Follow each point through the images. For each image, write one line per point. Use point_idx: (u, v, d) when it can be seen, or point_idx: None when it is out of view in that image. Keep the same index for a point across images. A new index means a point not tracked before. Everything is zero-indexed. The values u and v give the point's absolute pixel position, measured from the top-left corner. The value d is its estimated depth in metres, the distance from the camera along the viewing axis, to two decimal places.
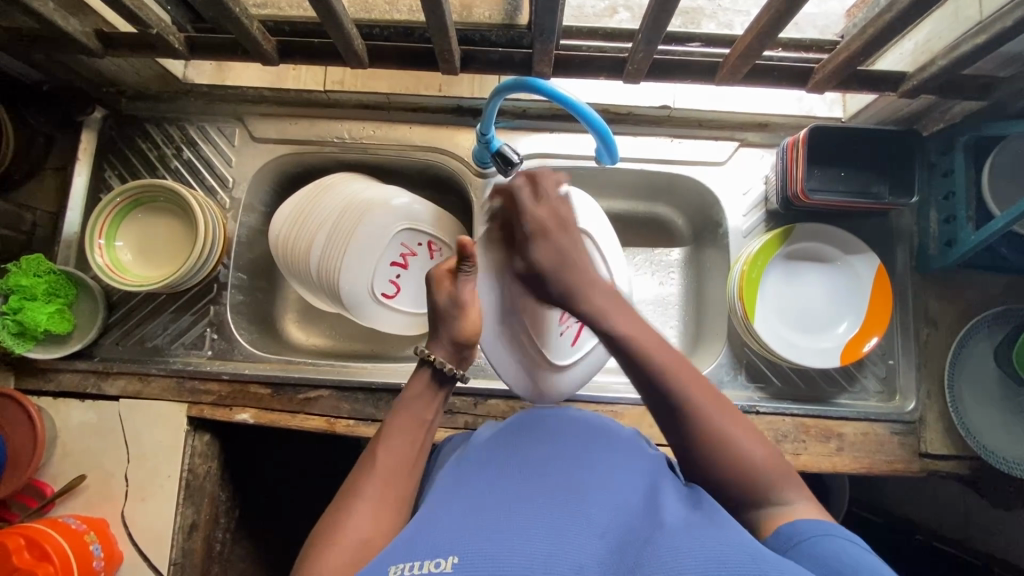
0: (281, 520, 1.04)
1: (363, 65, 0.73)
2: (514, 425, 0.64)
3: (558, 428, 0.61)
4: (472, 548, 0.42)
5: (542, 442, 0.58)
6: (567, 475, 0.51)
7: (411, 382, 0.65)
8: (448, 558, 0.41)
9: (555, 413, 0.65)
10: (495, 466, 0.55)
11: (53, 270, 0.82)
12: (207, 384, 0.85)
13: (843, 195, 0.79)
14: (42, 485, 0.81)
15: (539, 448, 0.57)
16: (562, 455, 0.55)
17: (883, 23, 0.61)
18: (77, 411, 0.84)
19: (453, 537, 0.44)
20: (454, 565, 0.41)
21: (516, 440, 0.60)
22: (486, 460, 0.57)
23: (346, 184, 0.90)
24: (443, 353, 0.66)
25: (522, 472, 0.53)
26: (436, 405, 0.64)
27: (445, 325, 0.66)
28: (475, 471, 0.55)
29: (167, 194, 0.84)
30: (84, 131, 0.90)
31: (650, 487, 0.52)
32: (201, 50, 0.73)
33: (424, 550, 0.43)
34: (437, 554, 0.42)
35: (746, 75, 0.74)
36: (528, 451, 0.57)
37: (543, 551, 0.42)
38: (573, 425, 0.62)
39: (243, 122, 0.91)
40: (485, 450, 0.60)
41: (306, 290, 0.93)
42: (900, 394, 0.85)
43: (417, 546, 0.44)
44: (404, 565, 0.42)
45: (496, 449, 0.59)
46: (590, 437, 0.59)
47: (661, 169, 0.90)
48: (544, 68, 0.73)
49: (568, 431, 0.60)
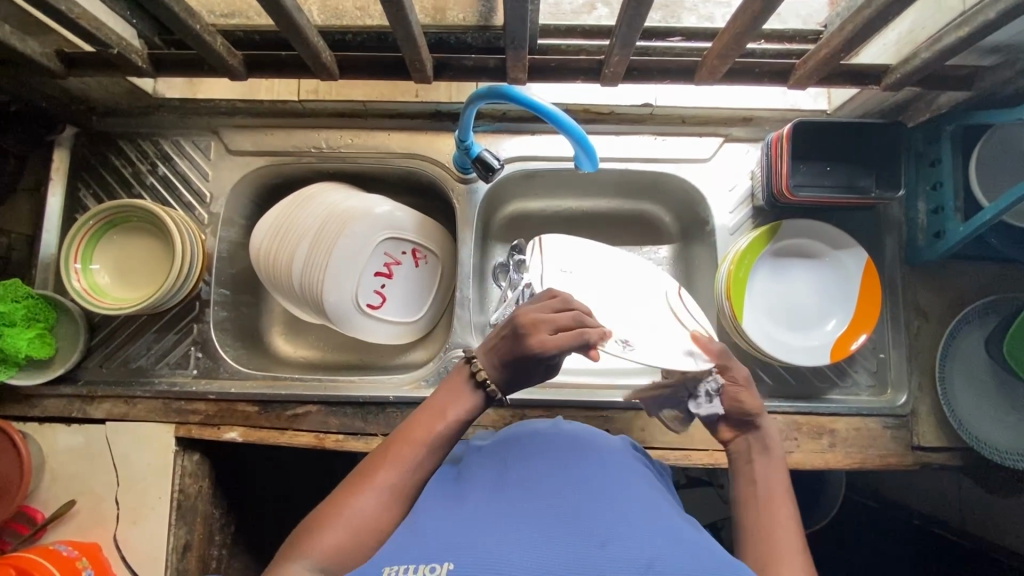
0: (277, 533, 1.03)
1: (334, 77, 0.71)
2: (519, 437, 0.63)
3: (555, 439, 0.62)
4: (466, 553, 0.43)
5: (538, 451, 0.59)
6: (567, 488, 0.51)
7: (449, 377, 0.63)
8: (444, 565, 0.42)
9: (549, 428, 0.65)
10: (497, 478, 0.55)
11: (31, 295, 0.80)
12: (194, 404, 0.84)
13: (829, 190, 0.78)
14: (33, 510, 0.81)
15: (542, 460, 0.57)
16: (562, 468, 0.55)
17: (863, 18, 0.60)
18: (64, 435, 0.83)
19: (449, 541, 0.45)
20: (449, 571, 0.42)
21: (520, 453, 0.59)
22: (486, 470, 0.58)
23: (326, 194, 0.88)
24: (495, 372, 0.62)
25: (523, 480, 0.53)
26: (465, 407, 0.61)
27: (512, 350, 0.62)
28: (478, 482, 0.55)
29: (142, 213, 0.82)
30: (56, 150, 0.89)
31: (649, 500, 0.51)
32: (166, 67, 0.71)
33: (423, 554, 0.44)
34: (432, 560, 0.43)
35: (727, 73, 0.72)
36: (532, 463, 0.56)
37: (538, 554, 0.43)
38: (568, 436, 0.62)
39: (218, 135, 0.90)
40: (486, 462, 0.59)
41: (290, 304, 0.92)
42: (891, 387, 0.85)
43: (412, 551, 0.45)
44: (398, 567, 0.43)
45: (498, 460, 0.59)
46: (588, 451, 0.59)
47: (644, 168, 0.89)
48: (519, 74, 0.71)
49: (566, 441, 0.61)
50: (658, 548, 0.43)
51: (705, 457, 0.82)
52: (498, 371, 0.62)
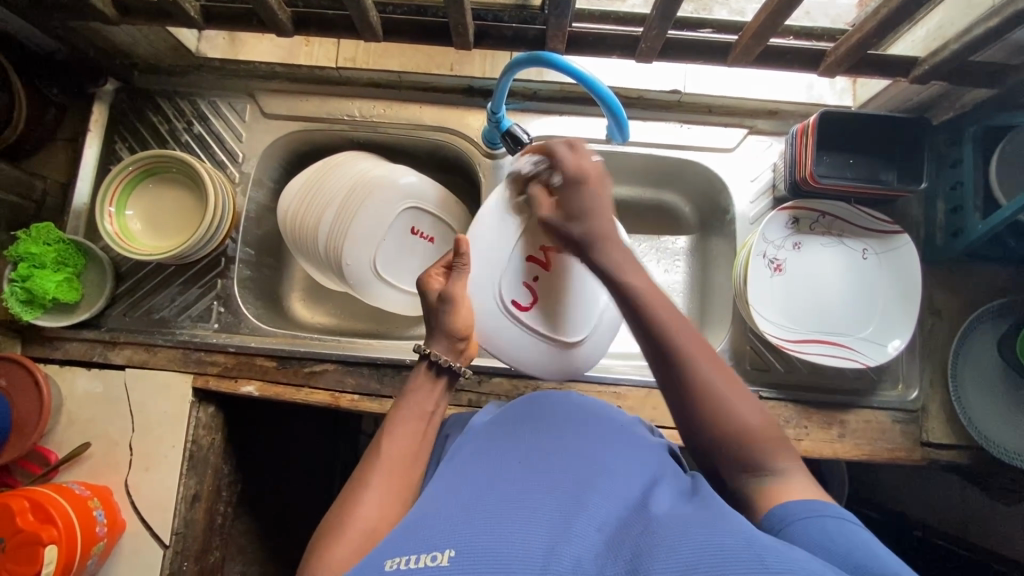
0: (280, 500, 1.04)
1: (377, 38, 0.73)
2: (517, 413, 0.62)
3: (551, 417, 0.59)
4: (469, 543, 0.41)
5: (538, 428, 0.57)
6: (567, 467, 0.49)
7: (412, 377, 0.65)
8: (445, 552, 0.40)
9: (548, 402, 0.63)
10: (499, 457, 0.53)
11: (62, 239, 0.82)
12: (213, 355, 0.85)
13: (853, 180, 0.79)
14: (47, 451, 0.82)
15: (541, 438, 0.55)
16: (564, 445, 0.53)
17: (898, 3, 0.62)
18: (83, 379, 0.84)
19: (448, 528, 0.42)
20: (450, 559, 0.39)
21: (520, 430, 0.58)
22: (487, 448, 0.55)
23: (354, 162, 0.90)
24: (441, 349, 0.66)
25: (525, 461, 0.51)
26: (437, 397, 0.64)
27: (440, 321, 0.66)
28: (476, 463, 0.53)
29: (177, 164, 0.84)
30: (96, 103, 0.91)
31: (650, 479, 0.50)
32: (216, 20, 0.73)
33: (424, 541, 0.41)
34: (432, 548, 0.40)
35: (759, 57, 0.74)
36: (529, 440, 0.55)
37: (541, 546, 0.40)
38: (567, 414, 0.60)
39: (254, 98, 0.92)
40: (487, 441, 0.57)
41: (313, 267, 0.93)
42: (904, 383, 0.85)
43: (412, 539, 0.42)
44: (398, 558, 0.40)
45: (498, 439, 0.57)
46: (592, 428, 0.57)
47: (668, 154, 0.90)
48: (556, 45, 0.73)
49: (562, 419, 0.59)
50: (656, 527, 0.41)
51: None
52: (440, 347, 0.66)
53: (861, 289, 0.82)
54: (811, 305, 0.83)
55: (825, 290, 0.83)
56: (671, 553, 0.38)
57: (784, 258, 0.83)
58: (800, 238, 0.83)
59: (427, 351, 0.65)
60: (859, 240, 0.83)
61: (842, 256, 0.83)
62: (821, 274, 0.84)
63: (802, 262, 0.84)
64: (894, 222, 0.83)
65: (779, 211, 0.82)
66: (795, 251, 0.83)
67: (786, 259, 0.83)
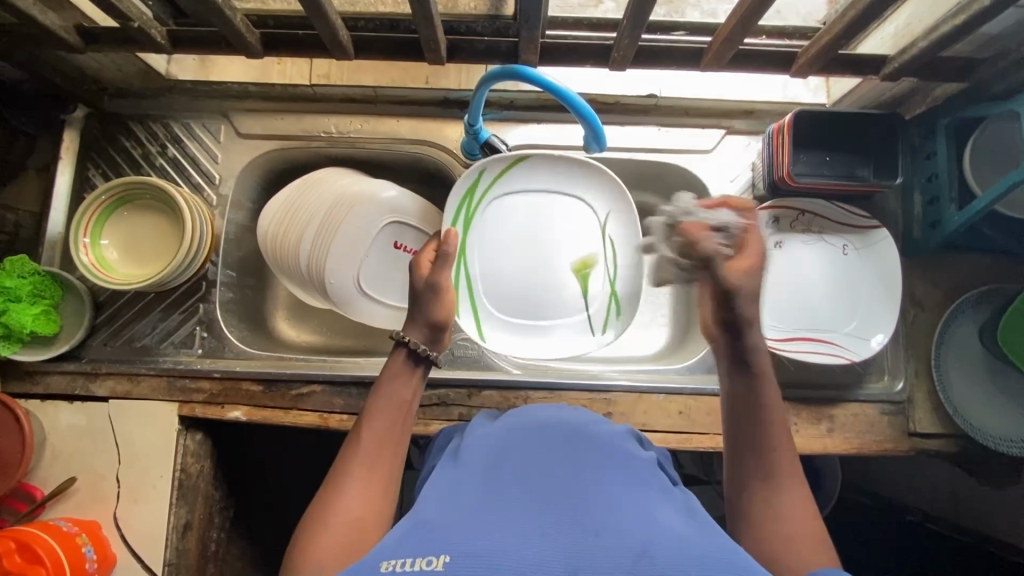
0: (274, 521, 1.02)
1: (349, 56, 0.72)
2: (517, 424, 0.62)
3: (550, 431, 0.60)
4: (465, 547, 0.41)
5: (539, 440, 0.58)
6: (564, 479, 0.50)
7: (389, 362, 0.64)
8: (441, 556, 0.40)
9: (549, 417, 0.64)
10: (496, 467, 0.53)
11: (37, 271, 0.80)
12: (198, 382, 0.84)
13: (830, 178, 0.80)
14: (32, 488, 0.80)
15: (545, 453, 0.55)
16: (563, 460, 0.53)
17: (865, 5, 0.62)
18: (66, 413, 0.83)
19: (445, 533, 0.43)
20: (446, 564, 0.39)
21: (519, 441, 0.58)
22: (485, 458, 0.56)
23: (335, 179, 0.89)
24: (416, 334, 0.65)
25: (522, 472, 0.51)
26: (414, 386, 0.63)
27: (425, 310, 0.66)
28: (473, 472, 0.53)
29: (152, 190, 0.83)
30: (66, 130, 0.89)
31: (645, 492, 0.50)
32: (184, 44, 0.72)
33: (420, 545, 0.42)
34: (428, 553, 0.40)
35: (732, 61, 0.74)
36: (528, 453, 0.55)
37: (537, 553, 0.41)
38: (566, 429, 0.60)
39: (228, 119, 0.91)
40: (485, 451, 0.58)
41: (296, 287, 0.92)
42: (889, 375, 0.86)
43: (409, 542, 0.42)
44: (395, 560, 0.40)
45: (496, 450, 0.57)
46: (588, 444, 0.57)
47: (647, 158, 0.91)
48: (530, 56, 0.73)
49: (561, 433, 0.59)
50: (652, 537, 0.42)
51: (706, 441, 0.82)
52: (417, 331, 0.65)
53: (843, 283, 0.83)
54: (795, 302, 0.83)
55: (807, 286, 0.84)
56: (667, 573, 0.38)
57: (767, 258, 0.84)
58: (780, 237, 0.84)
59: (404, 337, 0.64)
60: (839, 236, 0.84)
61: (823, 253, 0.84)
62: (805, 270, 0.84)
63: (781, 258, 0.84)
64: (872, 216, 0.84)
65: (759, 211, 0.83)
66: (777, 249, 0.84)
67: (768, 258, 0.84)
